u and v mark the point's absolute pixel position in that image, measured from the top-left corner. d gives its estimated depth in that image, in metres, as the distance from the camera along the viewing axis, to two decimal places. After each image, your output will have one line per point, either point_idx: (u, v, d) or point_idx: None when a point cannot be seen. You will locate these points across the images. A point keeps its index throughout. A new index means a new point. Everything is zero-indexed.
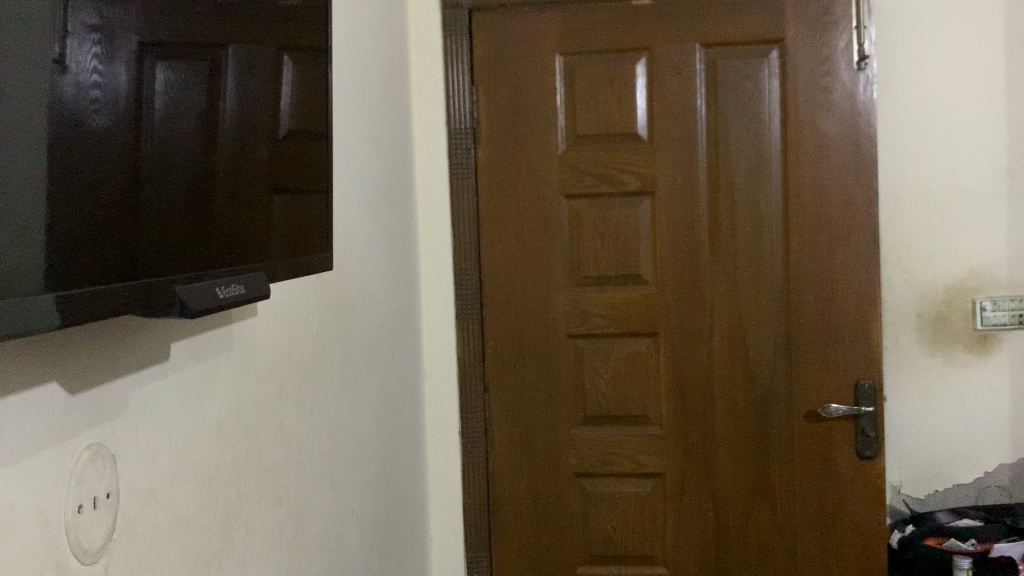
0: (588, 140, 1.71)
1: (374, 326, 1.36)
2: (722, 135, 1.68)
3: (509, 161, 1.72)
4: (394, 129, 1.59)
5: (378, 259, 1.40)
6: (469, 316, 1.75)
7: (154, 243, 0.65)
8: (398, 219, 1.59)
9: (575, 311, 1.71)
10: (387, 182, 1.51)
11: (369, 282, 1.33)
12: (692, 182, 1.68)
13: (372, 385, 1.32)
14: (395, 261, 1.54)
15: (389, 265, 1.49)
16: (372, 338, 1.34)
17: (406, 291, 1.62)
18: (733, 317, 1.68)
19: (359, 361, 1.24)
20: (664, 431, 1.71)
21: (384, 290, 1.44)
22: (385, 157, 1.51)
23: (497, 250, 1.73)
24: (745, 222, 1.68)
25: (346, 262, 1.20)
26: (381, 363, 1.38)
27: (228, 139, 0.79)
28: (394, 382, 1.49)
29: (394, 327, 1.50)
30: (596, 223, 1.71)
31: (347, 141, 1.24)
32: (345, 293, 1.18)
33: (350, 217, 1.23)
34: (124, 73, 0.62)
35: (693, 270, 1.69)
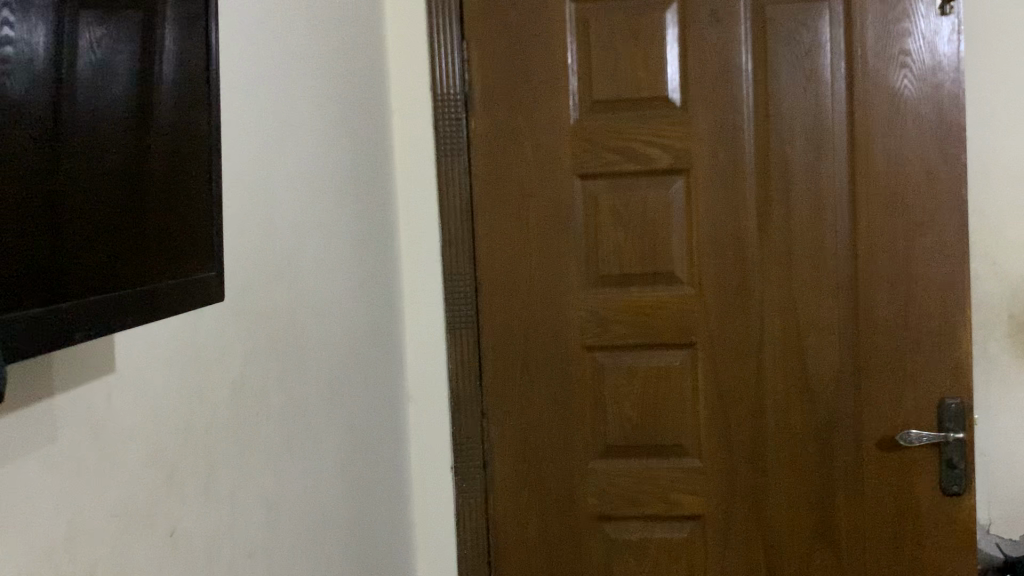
0: (606, 106, 1.38)
1: (335, 349, 1.03)
2: (773, 100, 1.35)
3: (509, 134, 1.40)
4: (364, 99, 1.27)
5: (342, 261, 1.08)
6: (463, 325, 1.42)
7: (82, 251, 0.50)
8: (372, 210, 1.27)
9: (594, 319, 1.39)
10: (355, 163, 1.19)
11: (325, 291, 1.00)
12: (736, 159, 1.36)
13: (334, 429, 1.00)
14: (369, 261, 1.23)
15: (362, 264, 1.19)
16: (332, 365, 1.01)
17: (383, 298, 1.30)
18: (789, 323, 1.37)
19: (308, 401, 0.91)
20: (704, 463, 1.39)
21: (354, 296, 1.13)
22: (352, 133, 1.19)
23: (495, 244, 1.41)
24: (803, 207, 1.36)
25: (283, 269, 0.87)
26: (346, 395, 1.07)
27: (178, 111, 0.61)
28: (369, 416, 1.17)
29: (368, 341, 1.19)
30: (618, 211, 1.38)
31: (282, 104, 0.90)
32: (278, 311, 0.85)
33: (290, 207, 0.90)
34: (43, 27, 0.46)
35: (739, 267, 1.37)
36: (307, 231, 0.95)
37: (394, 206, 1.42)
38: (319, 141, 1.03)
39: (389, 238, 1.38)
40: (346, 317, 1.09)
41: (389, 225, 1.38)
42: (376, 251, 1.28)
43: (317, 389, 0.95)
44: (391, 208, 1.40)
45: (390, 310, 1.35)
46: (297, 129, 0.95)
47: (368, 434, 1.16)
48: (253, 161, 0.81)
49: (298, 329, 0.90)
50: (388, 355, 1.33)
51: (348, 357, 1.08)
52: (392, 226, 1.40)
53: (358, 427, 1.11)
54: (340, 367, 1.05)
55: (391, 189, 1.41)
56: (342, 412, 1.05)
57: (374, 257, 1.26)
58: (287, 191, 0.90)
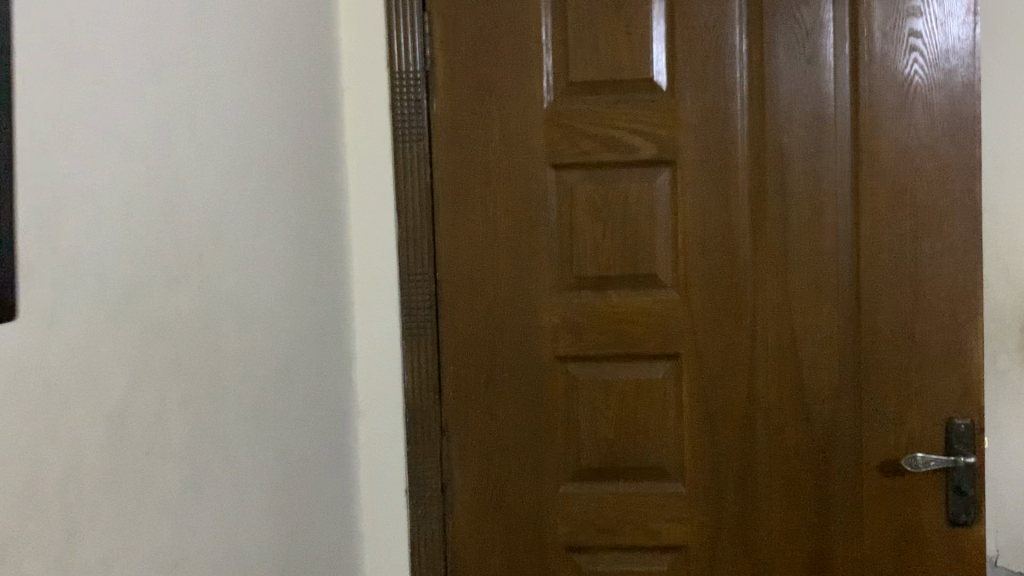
0: (585, 88, 1.24)
1: (264, 361, 0.87)
2: (769, 84, 1.22)
3: (476, 118, 1.25)
4: (309, 73, 1.11)
5: (275, 260, 0.93)
6: (421, 332, 1.27)
7: None
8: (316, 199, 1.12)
9: (567, 326, 1.25)
10: (297, 147, 1.04)
11: (251, 294, 0.84)
12: (727, 150, 1.22)
13: (259, 457, 0.85)
14: (311, 259, 1.07)
15: (302, 263, 1.04)
16: (259, 379, 0.85)
17: (327, 300, 1.15)
18: (783, 333, 1.23)
19: (221, 425, 0.76)
20: (688, 488, 1.25)
21: (291, 299, 0.98)
22: (294, 113, 1.03)
23: (459, 241, 1.26)
24: (802, 204, 1.22)
25: (190, 265, 0.71)
26: (278, 415, 0.91)
27: None
28: (306, 438, 1.02)
29: (308, 351, 1.04)
30: (596, 206, 1.24)
31: (196, 66, 0.75)
32: (179, 318, 0.69)
33: (205, 195, 0.75)
34: None
35: (729, 270, 1.23)
36: (227, 221, 0.79)
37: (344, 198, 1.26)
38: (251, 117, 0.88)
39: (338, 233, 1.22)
40: (280, 325, 0.94)
41: (338, 219, 1.22)
42: (321, 247, 1.12)
43: (235, 409, 0.79)
44: (341, 199, 1.24)
45: (338, 315, 1.20)
46: (219, 99, 0.79)
47: (305, 458, 1.01)
48: (147, 134, 0.66)
49: (210, 338, 0.74)
50: (334, 365, 1.17)
51: (281, 368, 0.93)
52: (342, 220, 1.24)
53: (292, 450, 0.96)
54: (270, 381, 0.89)
55: (341, 177, 1.25)
56: (272, 437, 0.89)
57: (318, 255, 1.11)
58: (201, 171, 0.74)
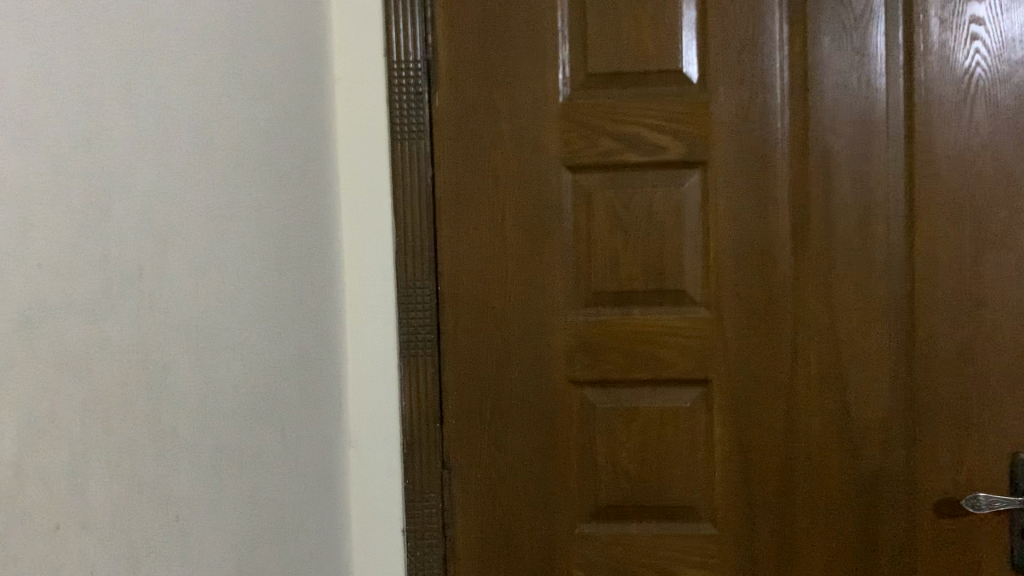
0: (605, 82, 1.11)
1: (222, 393, 0.74)
2: (812, 77, 1.08)
3: (483, 114, 1.11)
4: (290, 60, 0.97)
5: (240, 273, 0.79)
6: (420, 354, 1.13)
7: None
8: (297, 203, 0.98)
9: (584, 347, 1.12)
10: (271, 144, 0.90)
11: (206, 315, 0.71)
12: (764, 151, 1.09)
13: (214, 510, 0.71)
14: (287, 274, 0.94)
15: (277, 278, 0.90)
16: (214, 416, 0.72)
17: (308, 318, 1.01)
18: (825, 356, 1.09)
19: (158, 480, 0.62)
20: (718, 530, 1.12)
21: (261, 319, 0.84)
22: (269, 106, 0.90)
23: (462, 251, 1.12)
24: (848, 211, 1.09)
25: (120, 281, 0.58)
26: (241, 458, 0.78)
27: None
28: (277, 479, 0.88)
29: (281, 380, 0.90)
30: (617, 212, 1.11)
31: (133, 41, 0.61)
32: (103, 348, 0.56)
33: (143, 198, 0.62)
34: None
35: (765, 286, 1.10)
36: (174, 227, 0.66)
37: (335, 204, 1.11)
38: (213, 108, 0.74)
39: (325, 243, 1.07)
40: (247, 351, 0.80)
41: (325, 226, 1.08)
42: (301, 260, 0.99)
43: (182, 454, 0.66)
44: (330, 205, 1.10)
45: (324, 336, 1.06)
46: (165, 82, 0.66)
47: (273, 504, 0.87)
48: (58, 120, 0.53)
49: (143, 372, 0.60)
50: (317, 394, 1.03)
51: (248, 401, 0.80)
52: (331, 228, 1.10)
53: (257, 496, 0.82)
54: (232, 417, 0.75)
55: (331, 180, 1.10)
56: (233, 485, 0.76)
57: (297, 269, 0.97)
58: (136, 166, 0.61)
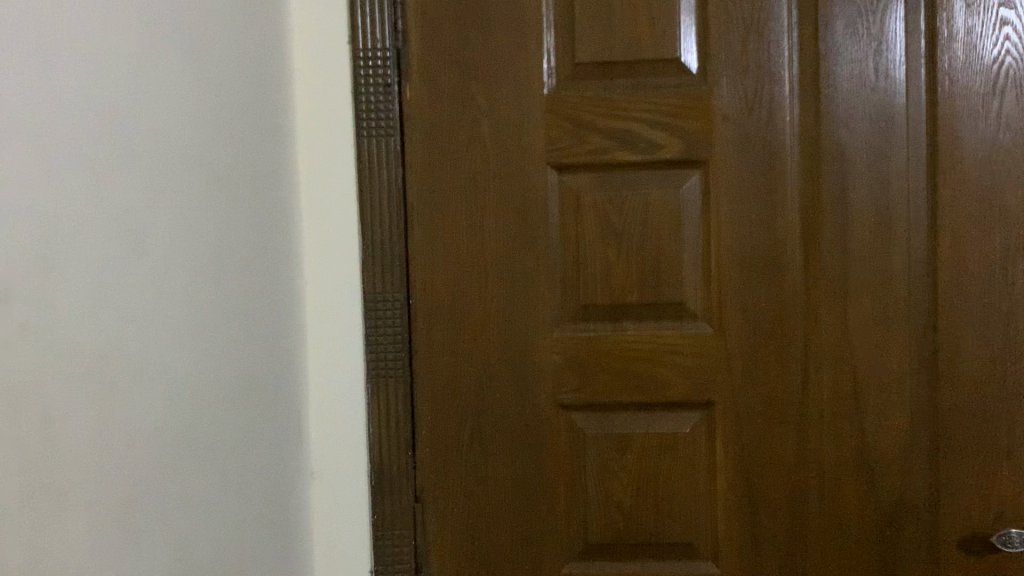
0: (595, 72, 1.00)
1: (94, 433, 0.63)
2: (825, 67, 0.97)
3: (459, 108, 1.00)
4: (223, 47, 0.86)
5: (131, 297, 0.68)
6: (391, 375, 1.01)
7: None
8: (233, 208, 0.87)
9: (572, 367, 1.00)
10: (195, 145, 0.79)
11: (65, 345, 0.60)
12: (772, 149, 0.98)
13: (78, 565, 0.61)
14: (219, 292, 0.83)
15: (201, 297, 0.79)
16: (77, 461, 0.61)
17: (252, 337, 0.90)
18: (840, 377, 0.99)
19: None
20: (721, 569, 1.01)
21: (170, 345, 0.74)
22: (192, 102, 0.79)
23: (437, 261, 1.01)
24: (865, 216, 0.98)
25: None
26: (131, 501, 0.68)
27: None
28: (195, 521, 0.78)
29: (208, 412, 0.80)
30: (609, 217, 1.00)
31: None
32: None
33: None
34: None
35: (772, 298, 0.99)
36: (14, 240, 0.56)
37: (294, 210, 1.00)
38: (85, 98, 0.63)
39: (280, 254, 0.96)
40: (144, 377, 0.70)
41: (280, 236, 0.97)
42: (241, 275, 0.88)
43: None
44: (288, 211, 0.98)
45: (275, 358, 0.95)
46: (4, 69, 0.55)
47: (193, 554, 0.76)
48: None
49: None
50: (266, 424, 0.92)
51: (143, 442, 0.69)
52: (289, 238, 0.98)
53: (161, 546, 0.72)
54: (109, 468, 0.65)
55: (289, 184, 0.99)
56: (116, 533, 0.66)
57: (235, 286, 0.86)
58: None
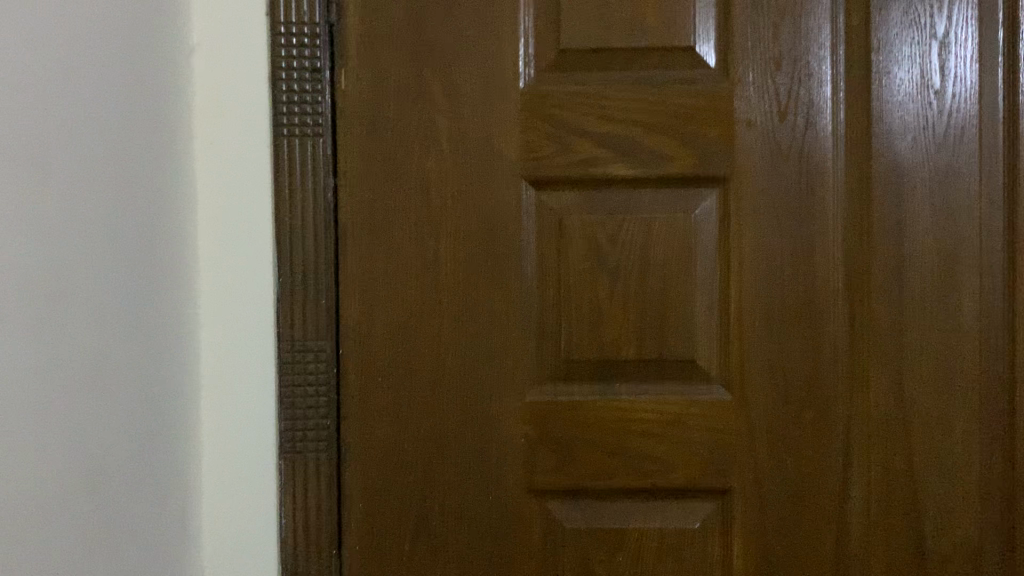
0: (585, 62, 0.78)
1: None
2: (877, 63, 0.76)
3: (409, 103, 0.77)
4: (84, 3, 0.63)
5: None
6: (311, 449, 0.78)
7: None
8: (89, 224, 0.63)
9: (550, 442, 0.77)
10: (30, 134, 0.55)
11: None
12: (808, 166, 0.77)
13: None
14: (57, 346, 0.58)
15: (26, 357, 0.54)
16: None
17: (112, 403, 0.65)
18: (893, 463, 0.77)
19: None
20: None
21: None
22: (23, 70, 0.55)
23: (376, 301, 0.78)
24: (926, 254, 0.76)
25: None
26: None
27: None
28: None
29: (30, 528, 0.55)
30: (599, 249, 0.77)
31: None
32: None
33: None
34: None
35: (808, 358, 0.77)
36: None
37: (184, 231, 0.76)
38: None
39: (158, 290, 0.72)
40: None
41: (161, 264, 0.72)
42: (89, 323, 0.62)
43: None
44: (173, 233, 0.74)
45: (146, 431, 0.70)
46: None
47: None
48: None
49: None
50: (128, 525, 0.67)
51: None
52: (173, 267, 0.74)
53: None
54: None
55: (176, 197, 0.75)
56: None
57: (82, 339, 0.61)
58: None
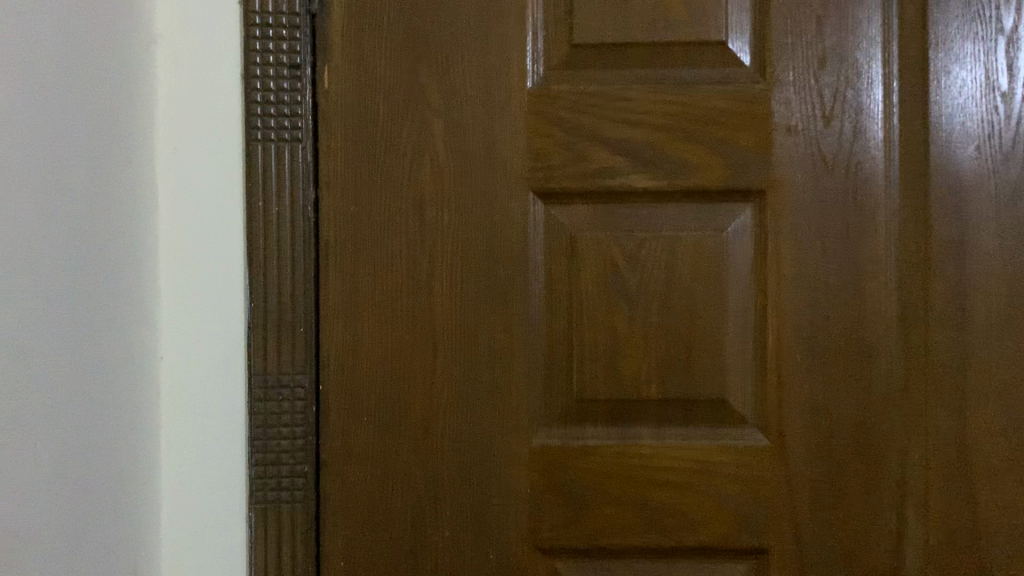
0: (601, 58, 0.68)
1: None
2: (935, 60, 0.67)
3: (400, 104, 0.68)
4: None
5: None
6: (285, 500, 0.68)
7: None
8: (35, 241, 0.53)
9: (560, 492, 0.68)
10: None
11: None
12: (857, 178, 0.67)
13: None
14: None
15: None
16: None
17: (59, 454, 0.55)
18: (954, 519, 0.67)
19: None
20: None
21: None
22: None
23: (362, 330, 0.68)
24: (994, 280, 0.67)
25: None
26: None
27: None
28: None
29: None
30: (617, 272, 0.67)
31: None
32: None
33: None
34: None
35: (857, 399, 0.67)
36: None
37: (143, 250, 0.66)
38: None
39: (113, 317, 0.62)
40: None
41: (116, 287, 0.62)
42: (39, 361, 0.53)
43: None
44: (132, 254, 0.64)
45: (100, 486, 0.60)
46: None
47: None
48: None
49: None
50: None
51: None
52: (132, 293, 0.64)
53: None
54: None
55: (136, 211, 0.65)
56: None
57: (23, 379, 0.51)
58: None
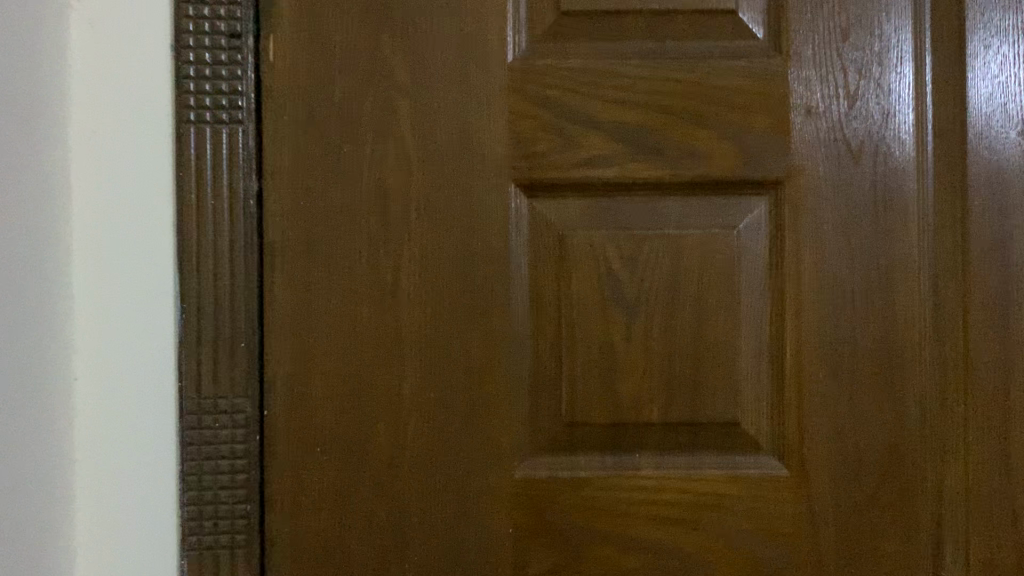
0: (595, 30, 0.59)
1: None
2: (976, 35, 0.59)
3: (361, 81, 0.58)
4: None
5: None
6: (224, 546, 0.57)
7: None
8: None
9: (549, 531, 0.58)
10: None
11: None
12: (887, 167, 0.59)
13: None
14: None
15: None
16: None
17: None
18: (997, 554, 0.58)
19: None
20: None
21: None
22: None
23: (316, 345, 0.58)
24: None
25: None
26: None
27: None
28: None
29: None
30: (614, 276, 0.58)
31: None
32: None
33: None
34: None
35: (889, 419, 0.58)
36: None
37: (56, 249, 0.55)
38: None
39: (21, 333, 0.51)
40: None
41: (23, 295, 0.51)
42: None
43: None
44: (43, 255, 0.53)
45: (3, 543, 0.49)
46: None
47: None
48: None
49: None
50: None
51: None
52: (42, 302, 0.53)
53: None
54: None
55: (47, 203, 0.54)
56: None
57: None
58: None
